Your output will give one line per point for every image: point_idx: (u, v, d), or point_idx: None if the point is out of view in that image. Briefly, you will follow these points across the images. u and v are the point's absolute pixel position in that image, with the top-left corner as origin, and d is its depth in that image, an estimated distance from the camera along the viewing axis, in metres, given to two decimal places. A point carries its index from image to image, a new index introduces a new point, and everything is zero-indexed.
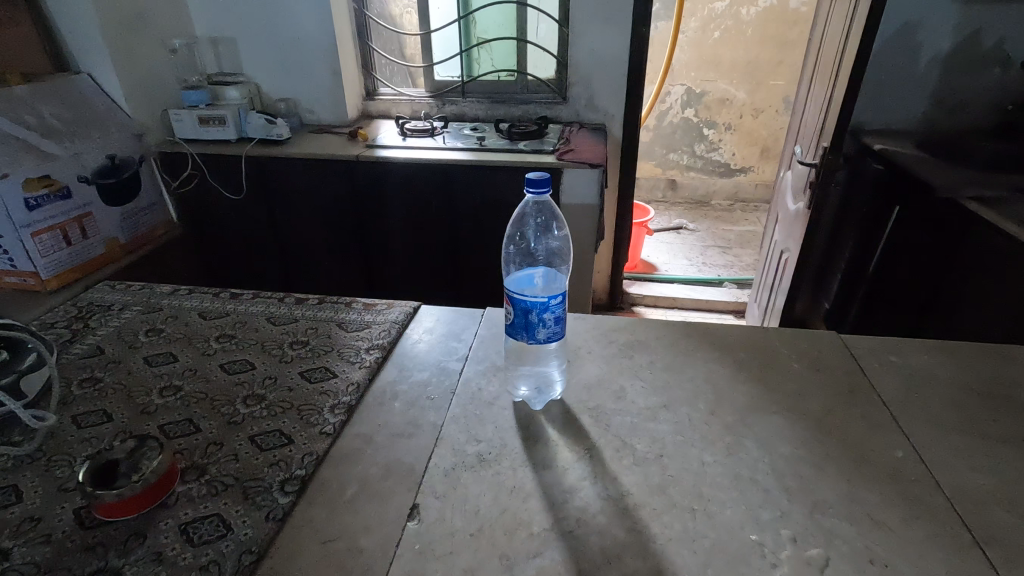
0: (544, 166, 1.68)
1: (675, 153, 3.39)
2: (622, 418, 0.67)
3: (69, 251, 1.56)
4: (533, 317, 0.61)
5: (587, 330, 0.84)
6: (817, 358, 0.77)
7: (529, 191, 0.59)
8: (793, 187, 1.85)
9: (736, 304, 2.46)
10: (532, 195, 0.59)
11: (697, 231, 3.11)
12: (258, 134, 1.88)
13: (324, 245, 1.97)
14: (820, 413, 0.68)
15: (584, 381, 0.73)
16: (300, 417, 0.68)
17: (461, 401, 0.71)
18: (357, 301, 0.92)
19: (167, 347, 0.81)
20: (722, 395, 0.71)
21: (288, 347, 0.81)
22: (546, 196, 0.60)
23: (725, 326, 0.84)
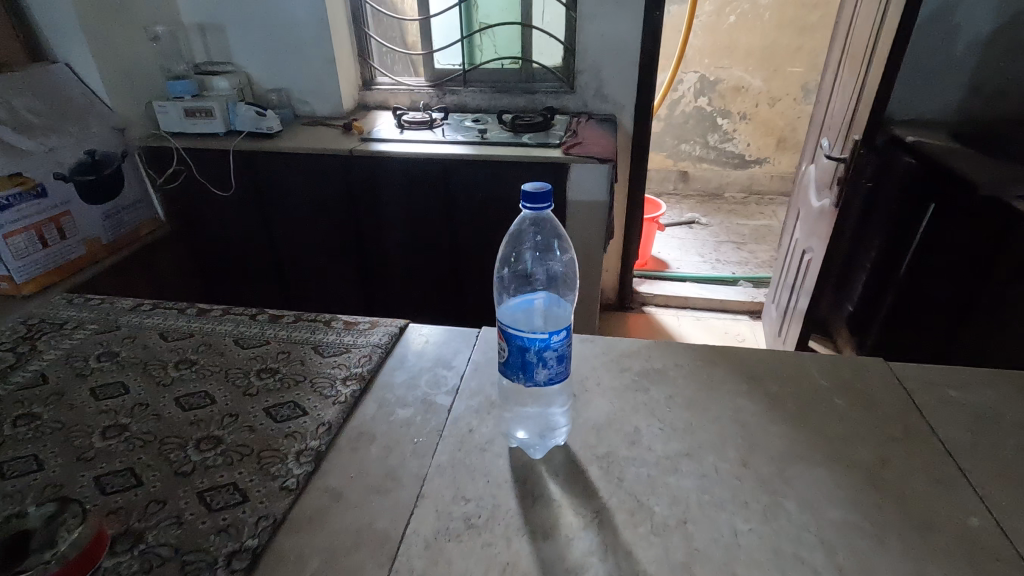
0: (549, 161, 1.57)
1: (687, 143, 3.25)
2: (637, 470, 0.57)
3: (47, 253, 1.48)
4: (531, 357, 0.51)
5: (595, 356, 0.73)
6: (863, 392, 0.66)
7: (526, 206, 0.49)
8: (816, 181, 1.72)
9: (752, 304, 2.34)
10: (529, 213, 0.49)
11: (710, 225, 2.98)
12: (248, 127, 1.76)
13: (318, 243, 1.87)
14: (874, 465, 0.57)
15: (592, 422, 0.63)
16: (259, 467, 0.58)
17: (448, 446, 0.60)
18: (337, 319, 0.82)
19: (119, 376, 0.72)
20: (755, 440, 0.60)
21: (255, 376, 0.71)
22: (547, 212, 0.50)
23: (754, 350, 0.73)
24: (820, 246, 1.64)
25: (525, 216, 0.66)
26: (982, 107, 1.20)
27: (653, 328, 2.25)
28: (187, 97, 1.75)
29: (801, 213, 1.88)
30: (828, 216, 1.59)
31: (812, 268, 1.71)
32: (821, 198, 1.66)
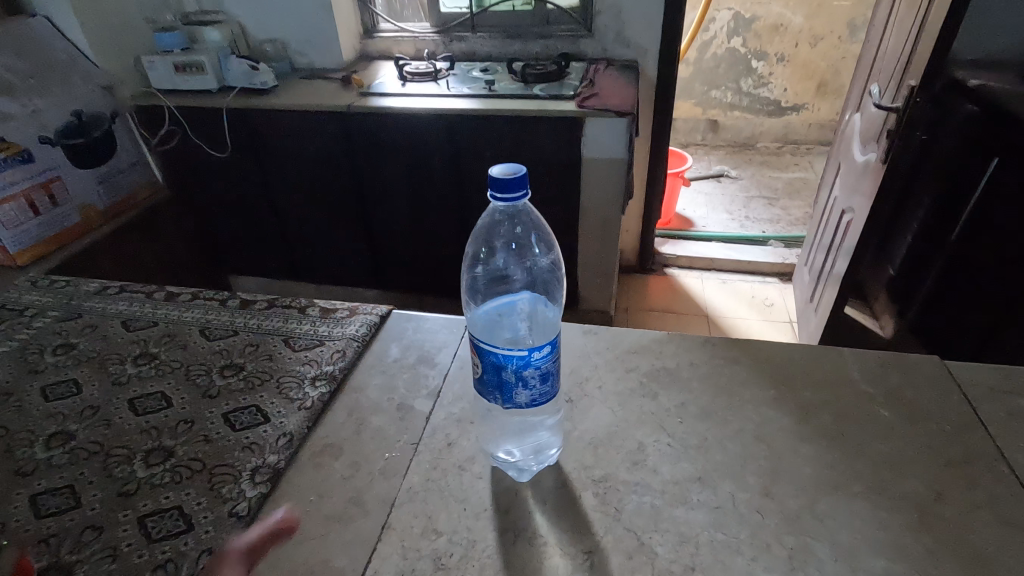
0: (562, 114, 1.44)
1: (718, 90, 3.02)
2: (638, 500, 0.48)
3: (39, 222, 1.43)
4: (509, 377, 0.42)
5: (599, 353, 0.64)
6: (914, 402, 0.56)
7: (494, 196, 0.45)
8: (862, 133, 1.54)
9: (783, 266, 2.19)
10: (499, 202, 0.45)
11: (740, 179, 2.79)
12: (241, 82, 1.65)
13: (320, 207, 1.78)
14: (925, 499, 0.47)
15: (589, 436, 0.54)
16: (209, 487, 0.51)
17: (423, 465, 0.53)
18: (314, 306, 0.74)
19: (74, 372, 0.66)
20: (781, 462, 0.51)
21: (217, 374, 0.64)
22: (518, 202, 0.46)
23: (785, 346, 0.63)
24: (861, 205, 1.49)
25: (497, 210, 0.61)
26: None
27: (675, 291, 2.14)
28: (176, 50, 1.64)
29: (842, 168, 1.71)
30: (874, 172, 1.42)
31: (851, 229, 1.56)
32: (866, 151, 1.50)
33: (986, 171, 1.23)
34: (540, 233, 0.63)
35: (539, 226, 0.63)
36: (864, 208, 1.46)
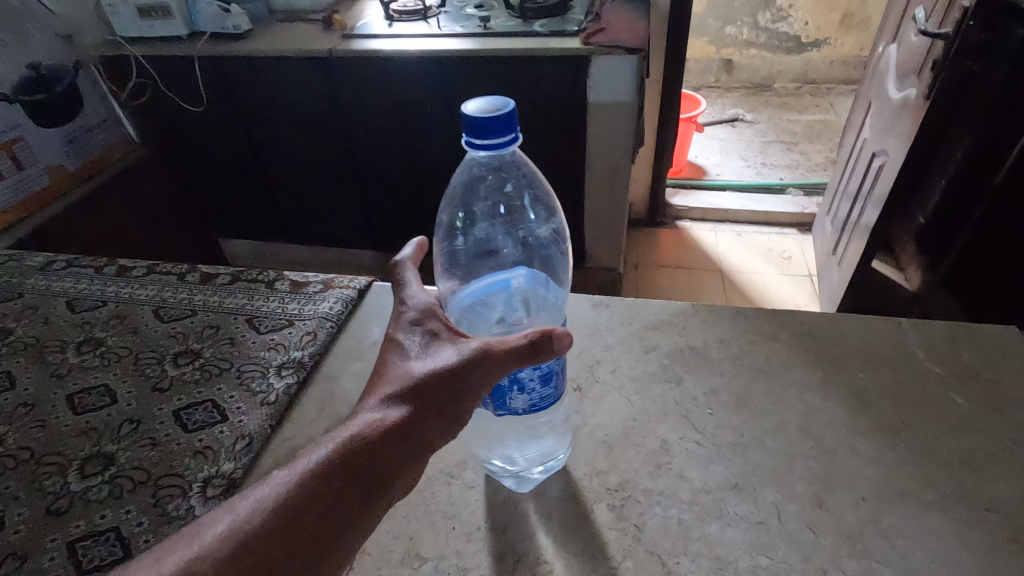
0: (565, 53, 1.29)
1: (733, 25, 2.81)
2: (662, 515, 0.40)
3: (4, 187, 1.32)
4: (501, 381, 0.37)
5: (611, 330, 0.55)
6: (990, 385, 0.47)
7: (473, 144, 0.40)
8: (899, 67, 1.39)
9: (802, 215, 2.07)
10: (478, 148, 0.40)
11: (756, 123, 2.63)
12: (212, 28, 1.50)
13: (308, 163, 1.67)
14: (1016, 510, 0.39)
15: (602, 433, 0.46)
16: (153, 504, 0.44)
17: None
18: (283, 279, 0.65)
19: (7, 362, 0.57)
20: (836, 462, 0.42)
21: (171, 362, 0.56)
22: (503, 148, 0.40)
23: (832, 317, 0.54)
24: (895, 148, 1.35)
25: (480, 165, 0.56)
26: None
27: (687, 245, 2.03)
28: None
29: (874, 107, 1.56)
30: (911, 110, 1.28)
31: (881, 174, 1.43)
32: (903, 87, 1.35)
33: None
34: (534, 193, 0.58)
35: (535, 184, 0.58)
36: (899, 150, 1.32)
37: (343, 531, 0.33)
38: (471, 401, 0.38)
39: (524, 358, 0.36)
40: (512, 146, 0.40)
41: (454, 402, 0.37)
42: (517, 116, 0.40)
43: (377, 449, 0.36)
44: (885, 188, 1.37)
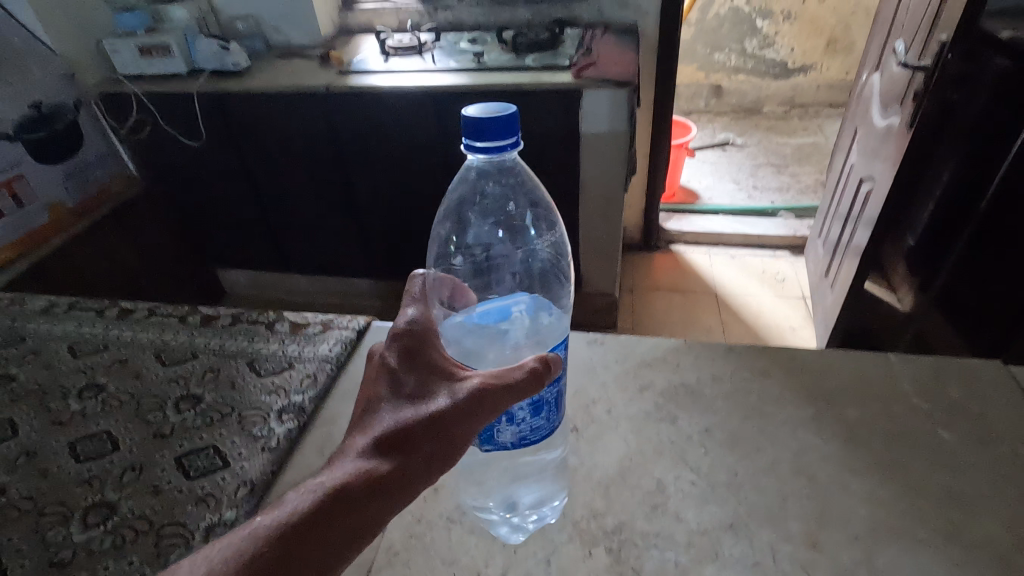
0: (557, 87, 1.32)
1: (721, 52, 2.87)
2: (659, 557, 0.41)
3: (3, 224, 1.34)
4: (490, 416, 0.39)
5: (607, 368, 0.56)
6: (976, 419, 0.48)
7: (476, 148, 0.43)
8: (883, 95, 1.43)
9: (794, 238, 2.10)
10: (480, 152, 0.42)
11: (746, 147, 2.67)
12: (211, 65, 1.53)
13: (305, 195, 1.69)
14: (1003, 546, 0.40)
15: (599, 475, 0.46)
16: (157, 555, 0.44)
17: (405, 517, 0.45)
18: (284, 319, 0.65)
19: (9, 410, 0.58)
20: (828, 501, 0.43)
21: (173, 408, 0.56)
22: (505, 151, 0.43)
23: (821, 352, 0.55)
24: (882, 173, 1.38)
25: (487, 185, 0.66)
26: None
27: (682, 269, 2.05)
28: (139, 31, 1.52)
29: (860, 134, 1.60)
30: (896, 137, 1.31)
31: (869, 199, 1.46)
32: (887, 115, 1.39)
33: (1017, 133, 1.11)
34: (535, 211, 0.67)
35: (536, 203, 0.67)
36: (885, 176, 1.35)
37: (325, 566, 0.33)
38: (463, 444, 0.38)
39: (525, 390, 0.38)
40: (512, 151, 0.43)
41: (446, 446, 0.38)
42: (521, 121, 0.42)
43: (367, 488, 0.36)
44: (876, 210, 1.39)
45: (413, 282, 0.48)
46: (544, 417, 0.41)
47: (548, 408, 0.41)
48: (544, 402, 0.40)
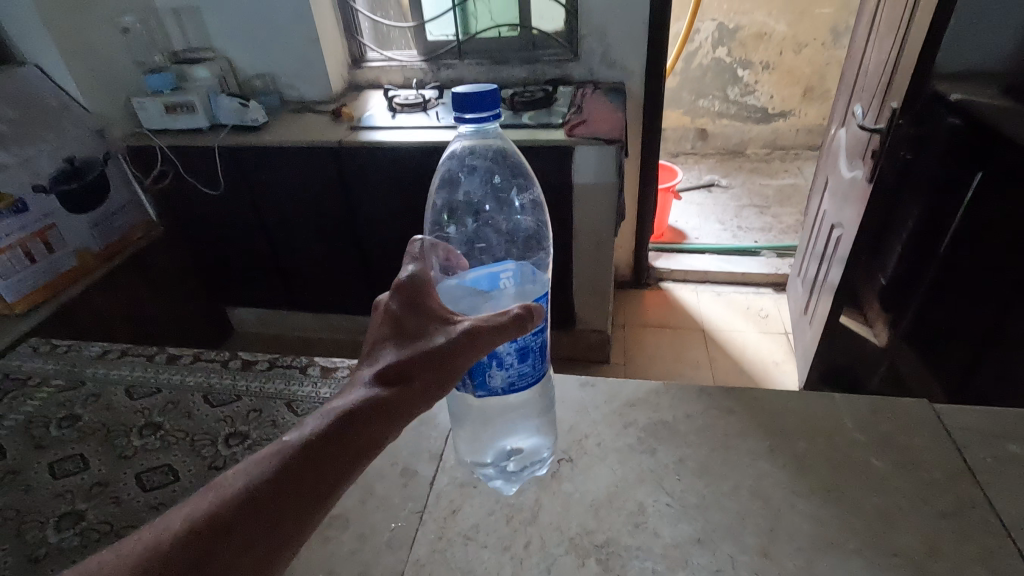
0: (551, 144, 1.45)
1: (706, 98, 3.05)
2: (639, 565, 0.50)
3: (34, 270, 1.43)
4: (482, 360, 0.47)
5: (596, 407, 0.65)
6: (904, 449, 0.58)
7: (467, 115, 0.51)
8: (848, 149, 1.56)
9: (776, 276, 2.21)
10: (469, 120, 0.51)
11: (731, 188, 2.82)
12: (231, 120, 1.65)
13: (315, 240, 1.79)
14: (918, 554, 0.49)
15: (590, 499, 0.55)
16: None
17: (428, 535, 0.54)
18: (311, 369, 0.82)
19: (80, 447, 0.70)
20: (779, 519, 0.52)
21: (224, 443, 0.71)
22: (489, 119, 0.52)
23: (778, 392, 0.65)
24: (851, 220, 1.50)
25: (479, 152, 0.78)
26: None
27: (671, 305, 2.16)
28: (166, 91, 1.64)
29: (831, 182, 1.73)
30: (861, 190, 1.44)
31: (841, 244, 1.58)
32: (852, 167, 1.52)
33: (972, 182, 1.14)
34: (519, 180, 0.81)
35: (519, 174, 0.81)
36: (853, 224, 1.47)
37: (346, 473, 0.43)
38: (455, 376, 0.47)
39: (507, 333, 0.46)
40: (492, 121, 0.52)
41: (441, 377, 0.47)
42: (500, 99, 0.52)
43: (374, 413, 0.45)
44: (846, 252, 1.50)
45: (413, 243, 0.56)
46: (530, 364, 0.49)
47: (533, 354, 0.48)
48: (529, 348, 0.48)
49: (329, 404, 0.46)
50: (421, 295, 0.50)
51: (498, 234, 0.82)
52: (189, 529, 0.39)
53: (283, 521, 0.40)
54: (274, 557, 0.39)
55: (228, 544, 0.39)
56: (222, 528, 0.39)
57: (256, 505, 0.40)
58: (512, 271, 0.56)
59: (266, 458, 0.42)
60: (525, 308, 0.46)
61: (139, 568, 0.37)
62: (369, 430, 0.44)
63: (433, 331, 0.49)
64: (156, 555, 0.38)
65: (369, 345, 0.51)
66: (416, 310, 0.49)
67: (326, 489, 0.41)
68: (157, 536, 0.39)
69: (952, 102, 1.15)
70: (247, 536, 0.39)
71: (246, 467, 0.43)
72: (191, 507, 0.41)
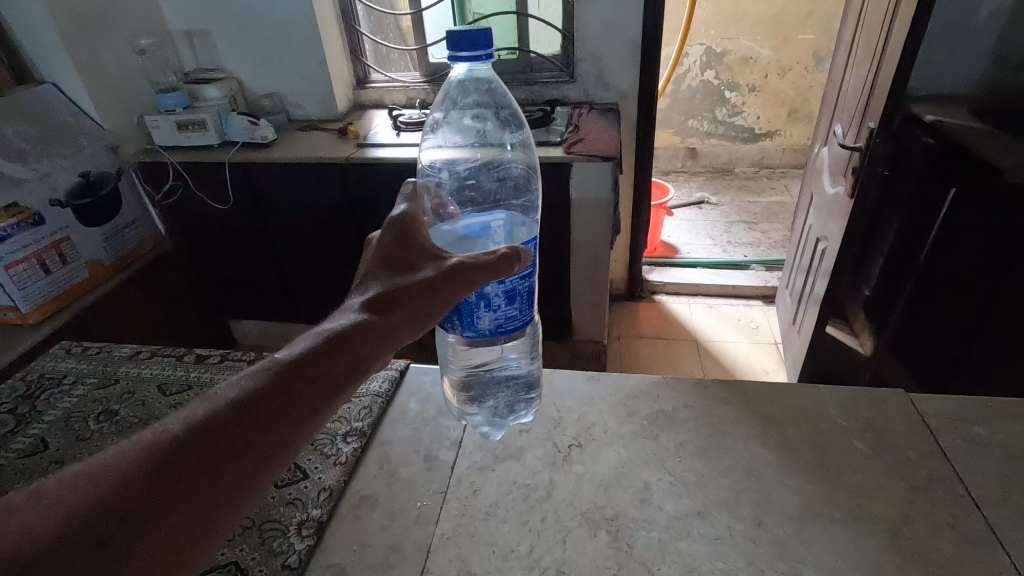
0: (551, 161, 1.52)
1: (695, 119, 3.16)
2: (647, 535, 0.55)
3: (49, 281, 1.47)
4: (471, 298, 0.53)
5: (602, 399, 0.71)
6: (884, 433, 0.64)
7: (461, 53, 0.56)
8: (831, 166, 1.65)
9: (765, 288, 2.29)
10: (463, 57, 0.56)
11: (720, 205, 2.91)
12: (241, 137, 1.71)
13: (319, 253, 1.84)
14: (896, 523, 0.55)
15: (599, 478, 0.61)
16: (261, 543, 0.57)
17: (452, 511, 0.59)
18: None
19: (118, 439, 0.74)
20: (771, 493, 0.58)
21: None
22: (483, 59, 0.57)
23: (768, 383, 0.71)
24: (834, 233, 1.58)
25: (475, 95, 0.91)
26: (1007, 80, 1.00)
27: (665, 318, 2.22)
28: (179, 109, 1.70)
29: (816, 198, 1.81)
30: (843, 204, 1.51)
31: (826, 256, 1.64)
32: (835, 184, 1.60)
33: (945, 199, 1.20)
34: (513, 122, 0.93)
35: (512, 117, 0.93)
36: (836, 236, 1.54)
37: (335, 387, 0.48)
38: (441, 309, 0.53)
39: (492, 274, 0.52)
40: (484, 59, 0.57)
41: (426, 309, 0.53)
42: (491, 40, 0.57)
43: (363, 337, 0.50)
44: (830, 264, 1.58)
45: (405, 184, 0.63)
46: (517, 308, 0.55)
47: (520, 299, 0.55)
48: (516, 292, 0.54)
49: (317, 327, 0.51)
50: (410, 234, 0.57)
51: (490, 176, 0.95)
52: (186, 428, 0.42)
53: (276, 425, 0.44)
54: (267, 457, 0.43)
55: (224, 442, 0.42)
56: (218, 428, 0.43)
57: (250, 407, 0.44)
58: (503, 220, 0.64)
59: (259, 370, 0.47)
60: (515, 250, 0.53)
61: (138, 462, 0.40)
62: (357, 351, 0.50)
63: (421, 266, 0.55)
64: (155, 450, 0.41)
65: (358, 277, 0.57)
66: (407, 247, 0.56)
67: (317, 399, 0.46)
68: (153, 435, 0.42)
69: (926, 122, 1.20)
70: (243, 435, 0.43)
71: (238, 378, 0.46)
72: (187, 412, 0.44)
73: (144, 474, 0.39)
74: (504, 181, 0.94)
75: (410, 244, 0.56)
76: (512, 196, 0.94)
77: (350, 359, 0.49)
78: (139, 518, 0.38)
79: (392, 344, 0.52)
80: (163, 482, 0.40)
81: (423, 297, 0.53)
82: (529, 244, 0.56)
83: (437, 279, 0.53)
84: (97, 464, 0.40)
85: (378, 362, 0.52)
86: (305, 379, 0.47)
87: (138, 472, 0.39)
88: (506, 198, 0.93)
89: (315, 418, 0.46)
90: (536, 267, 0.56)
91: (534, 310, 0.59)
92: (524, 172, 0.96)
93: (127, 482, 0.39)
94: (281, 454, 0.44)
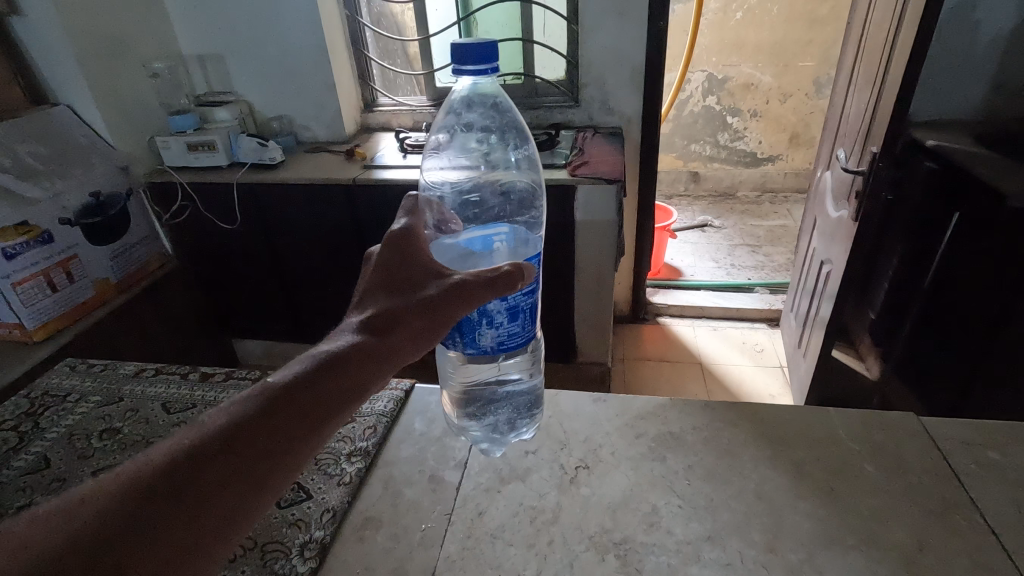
0: (556, 183, 1.53)
1: (698, 143, 3.19)
2: (656, 560, 0.54)
3: (55, 299, 1.47)
4: (472, 316, 0.53)
5: (608, 420, 0.70)
6: (895, 458, 0.63)
7: (470, 67, 0.57)
8: (834, 190, 1.66)
9: (770, 311, 2.28)
10: (471, 70, 0.57)
11: (723, 228, 2.92)
12: (249, 158, 1.73)
13: (323, 273, 1.84)
14: (911, 550, 0.53)
15: (607, 501, 0.60)
16: (263, 564, 0.57)
17: (458, 534, 0.58)
18: None
19: (118, 457, 0.73)
20: (782, 518, 0.57)
21: None
22: (489, 73, 0.58)
23: (776, 406, 0.70)
24: (835, 257, 1.59)
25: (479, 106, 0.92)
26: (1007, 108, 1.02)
27: (669, 341, 2.21)
28: (190, 130, 1.73)
29: (818, 223, 1.82)
30: (846, 227, 1.52)
31: (829, 280, 1.64)
32: (837, 208, 1.61)
33: (949, 223, 1.20)
34: (517, 133, 0.93)
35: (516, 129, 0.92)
36: (838, 259, 1.55)
37: (330, 410, 0.48)
38: (442, 328, 0.53)
39: (494, 291, 0.52)
40: (488, 71, 0.57)
41: (426, 328, 0.53)
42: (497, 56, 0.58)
43: (360, 359, 0.50)
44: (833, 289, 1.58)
45: (407, 198, 0.63)
46: (519, 324, 0.55)
47: (522, 315, 0.55)
48: (518, 309, 0.54)
49: (312, 349, 0.51)
50: (409, 250, 0.57)
51: (494, 191, 0.96)
52: (171, 457, 0.42)
53: (267, 451, 0.44)
54: (257, 485, 0.43)
55: (214, 469, 0.42)
56: (209, 455, 0.42)
57: (243, 432, 0.44)
58: (506, 234, 0.64)
59: (251, 394, 0.46)
60: (518, 266, 0.53)
61: (122, 492, 0.40)
62: (354, 373, 0.49)
63: (422, 285, 0.55)
64: (137, 483, 0.40)
65: (357, 294, 0.57)
66: (406, 264, 0.56)
67: (312, 421, 0.46)
68: (139, 464, 0.42)
69: (927, 147, 1.21)
70: (230, 464, 0.42)
71: (226, 405, 0.46)
72: (174, 439, 0.44)
73: (126, 504, 0.39)
74: (509, 197, 0.96)
75: (409, 261, 0.57)
76: (517, 212, 0.94)
77: (346, 381, 0.49)
78: (116, 553, 0.37)
79: (390, 365, 0.52)
80: (142, 515, 0.39)
81: (423, 316, 0.53)
82: (533, 260, 0.56)
83: (436, 298, 0.53)
84: (78, 497, 0.39)
85: (377, 385, 0.51)
86: (298, 402, 0.46)
87: (117, 505, 0.39)
88: (510, 213, 0.94)
89: (305, 446, 0.46)
90: (539, 285, 0.56)
91: (535, 326, 0.59)
92: (530, 187, 0.97)
93: (104, 517, 0.38)
94: (268, 485, 0.43)
